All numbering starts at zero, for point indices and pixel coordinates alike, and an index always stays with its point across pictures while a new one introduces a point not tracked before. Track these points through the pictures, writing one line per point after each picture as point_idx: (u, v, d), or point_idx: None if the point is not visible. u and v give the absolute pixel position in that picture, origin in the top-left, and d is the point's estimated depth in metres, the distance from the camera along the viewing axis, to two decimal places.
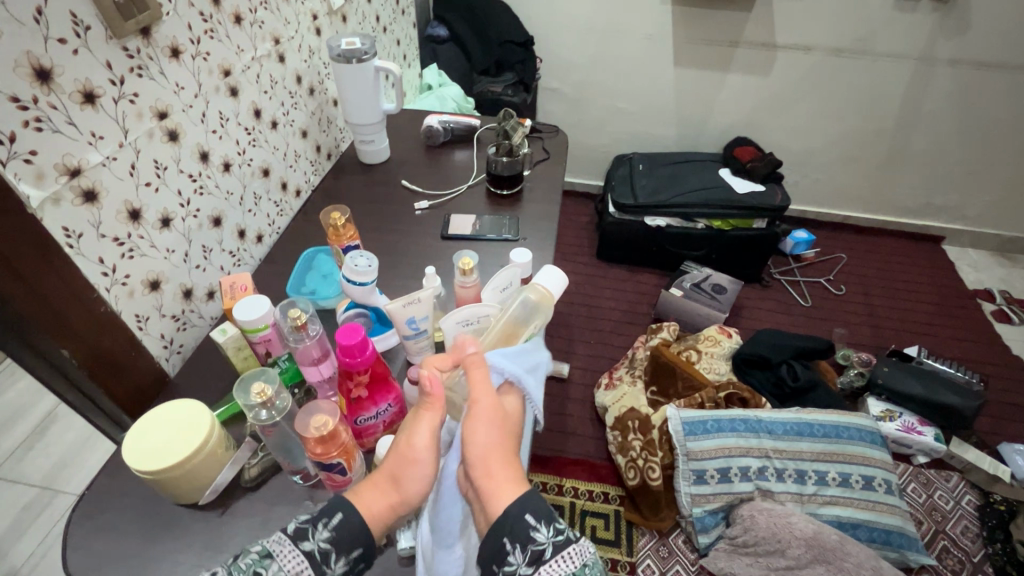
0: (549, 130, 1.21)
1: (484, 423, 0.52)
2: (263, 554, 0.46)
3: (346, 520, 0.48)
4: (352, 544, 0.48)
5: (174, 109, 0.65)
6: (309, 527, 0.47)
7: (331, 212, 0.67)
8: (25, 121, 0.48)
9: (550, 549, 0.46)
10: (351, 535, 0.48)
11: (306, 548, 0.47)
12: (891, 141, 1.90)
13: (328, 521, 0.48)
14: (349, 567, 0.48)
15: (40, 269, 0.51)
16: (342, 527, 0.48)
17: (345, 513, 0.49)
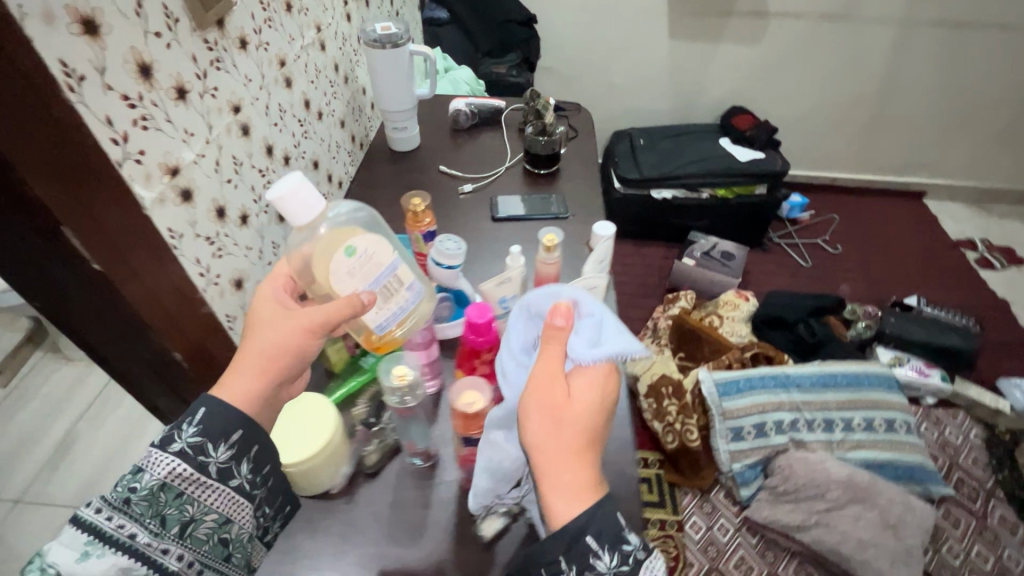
0: (571, 108, 1.22)
1: (554, 414, 0.44)
2: (136, 470, 0.45)
3: (210, 414, 0.46)
4: (227, 431, 0.46)
5: (245, 103, 0.63)
6: (175, 430, 0.46)
7: (413, 197, 0.67)
8: (134, 119, 0.46)
9: (613, 571, 0.42)
10: (223, 421, 0.47)
11: (175, 450, 0.45)
12: (876, 102, 1.98)
13: (192, 418, 0.46)
14: (237, 454, 0.47)
15: (157, 274, 0.50)
16: (209, 420, 0.46)
17: (209, 406, 0.47)
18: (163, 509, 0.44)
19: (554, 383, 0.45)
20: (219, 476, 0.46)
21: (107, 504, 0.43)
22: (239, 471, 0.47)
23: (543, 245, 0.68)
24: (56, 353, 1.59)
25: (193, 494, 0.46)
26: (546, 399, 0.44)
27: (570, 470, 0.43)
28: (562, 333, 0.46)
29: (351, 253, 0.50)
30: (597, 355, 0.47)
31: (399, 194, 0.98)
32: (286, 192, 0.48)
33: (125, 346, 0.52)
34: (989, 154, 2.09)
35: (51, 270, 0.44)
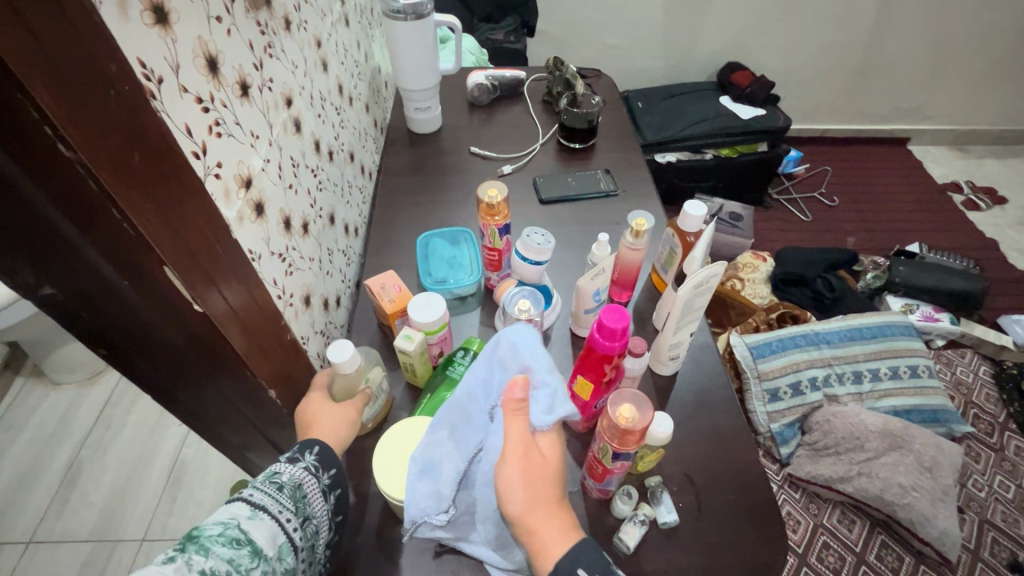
0: (590, 74, 1.15)
1: (524, 477, 0.40)
2: (271, 474, 0.43)
3: (326, 452, 0.47)
4: (331, 463, 0.47)
5: (294, 93, 0.55)
6: (295, 455, 0.46)
7: (491, 189, 0.62)
8: (208, 126, 0.39)
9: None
10: (334, 458, 0.48)
11: (302, 466, 0.46)
12: (866, 50, 1.97)
13: (310, 450, 0.47)
14: (334, 483, 0.47)
15: (241, 298, 0.44)
16: (323, 456, 0.47)
17: (322, 443, 0.48)
18: (300, 507, 0.43)
19: (520, 445, 0.41)
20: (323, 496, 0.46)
21: (256, 494, 0.41)
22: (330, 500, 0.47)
23: (631, 229, 0.63)
24: (40, 377, 1.46)
25: (310, 505, 0.44)
26: (518, 459, 0.40)
27: (548, 521, 0.39)
28: (521, 404, 0.42)
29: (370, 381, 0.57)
30: (556, 417, 0.42)
31: (432, 180, 0.91)
32: (348, 357, 0.53)
33: (206, 386, 0.46)
34: (969, 96, 2.14)
35: (135, 311, 0.37)
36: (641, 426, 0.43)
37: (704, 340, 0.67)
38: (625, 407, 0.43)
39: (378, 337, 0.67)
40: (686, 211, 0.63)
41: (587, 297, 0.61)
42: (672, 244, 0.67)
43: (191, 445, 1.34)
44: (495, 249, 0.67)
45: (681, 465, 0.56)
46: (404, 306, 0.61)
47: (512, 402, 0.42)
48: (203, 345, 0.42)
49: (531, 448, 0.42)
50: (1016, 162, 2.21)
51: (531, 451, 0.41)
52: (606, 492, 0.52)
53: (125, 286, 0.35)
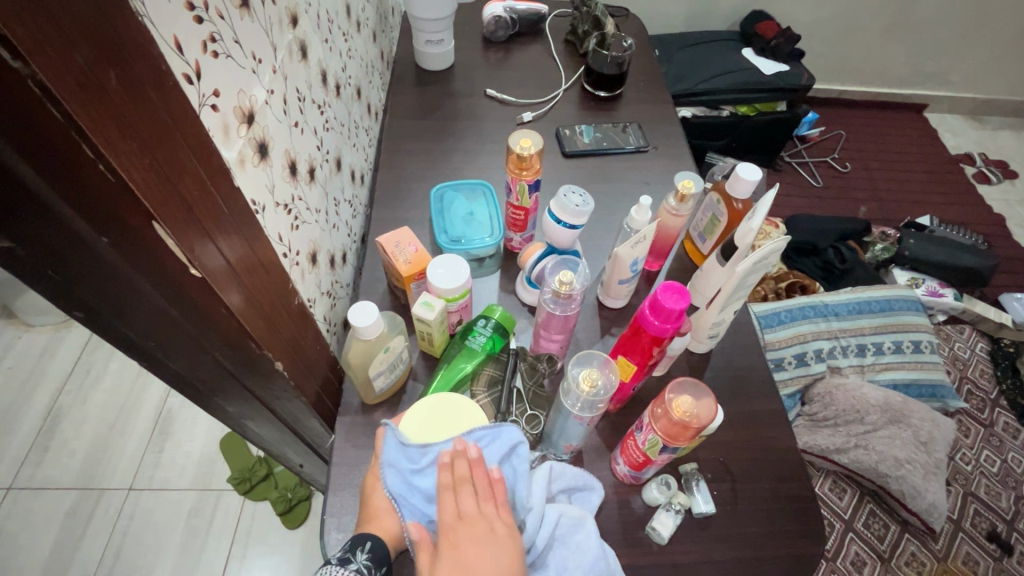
0: (618, 13, 1.04)
1: (466, 529, 0.39)
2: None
3: (379, 546, 0.43)
4: (383, 562, 0.43)
5: (300, 11, 0.46)
6: (348, 553, 0.42)
7: (523, 138, 0.55)
8: (203, 42, 0.31)
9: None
10: (387, 552, 0.44)
11: (353, 568, 0.41)
12: (899, 6, 1.85)
13: (361, 546, 0.42)
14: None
15: (241, 255, 0.37)
16: (375, 553, 0.43)
17: (375, 537, 0.43)
18: None
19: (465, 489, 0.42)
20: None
21: None
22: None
23: (676, 192, 0.57)
24: (11, 319, 1.37)
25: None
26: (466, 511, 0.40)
27: (483, 571, 0.37)
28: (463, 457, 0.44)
29: (389, 352, 0.50)
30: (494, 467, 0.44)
31: (444, 126, 0.82)
32: (371, 320, 0.47)
33: (199, 356, 0.40)
34: (996, 62, 2.05)
35: (117, 274, 0.30)
36: (700, 422, 0.38)
37: (741, 316, 0.63)
38: (681, 397, 0.39)
39: (389, 300, 0.61)
40: (738, 175, 0.56)
41: (624, 266, 0.56)
42: (716, 209, 0.61)
43: (177, 394, 1.29)
44: (522, 208, 0.60)
45: (716, 451, 0.53)
46: (421, 268, 0.55)
47: (459, 458, 0.43)
48: (198, 312, 0.35)
49: (473, 501, 0.41)
50: None
51: (483, 502, 0.41)
52: (639, 478, 0.49)
53: (104, 244, 0.28)
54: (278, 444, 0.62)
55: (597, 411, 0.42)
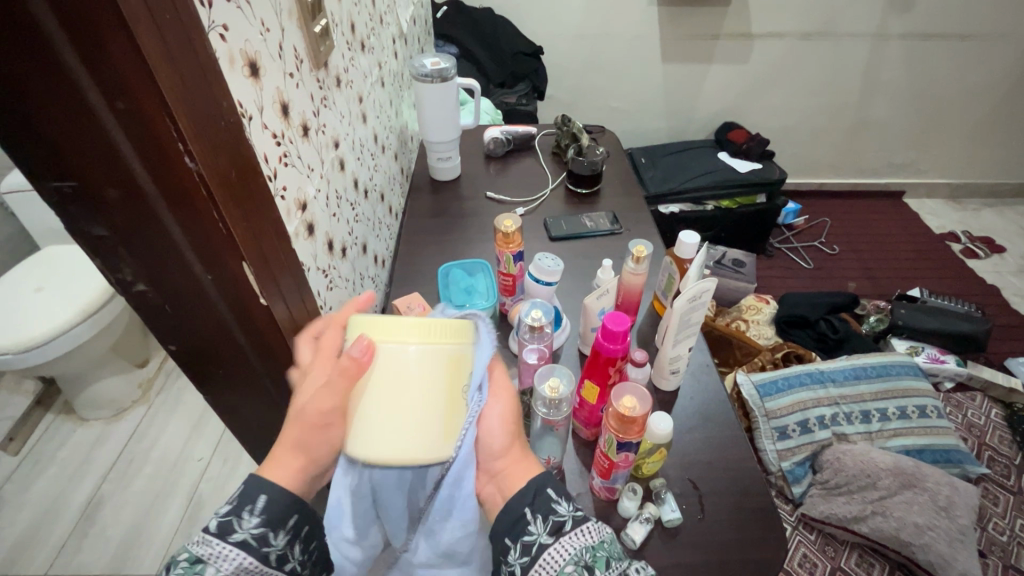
0: (596, 130, 1.27)
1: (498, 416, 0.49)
2: (193, 561, 0.39)
3: (272, 504, 0.42)
4: (284, 516, 0.42)
5: (341, 139, 0.65)
6: (232, 518, 0.41)
7: (505, 218, 0.71)
8: (279, 157, 0.48)
9: (569, 521, 0.44)
10: (282, 506, 0.43)
11: (236, 540, 0.40)
12: (856, 111, 2.11)
13: (252, 506, 0.41)
14: (293, 537, 0.43)
15: (296, 303, 0.50)
16: (269, 508, 0.42)
17: (268, 493, 0.42)
18: None
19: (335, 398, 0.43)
20: (278, 564, 0.42)
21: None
22: (295, 561, 0.43)
23: (632, 256, 0.70)
24: (69, 415, 1.52)
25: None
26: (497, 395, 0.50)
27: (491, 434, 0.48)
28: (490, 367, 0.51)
29: None
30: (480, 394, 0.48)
31: (453, 221, 0.99)
32: None
33: (254, 379, 0.54)
34: (959, 152, 2.25)
35: (210, 304, 0.46)
36: (640, 415, 0.48)
37: (704, 360, 0.73)
38: (626, 398, 0.49)
39: None
40: (680, 240, 0.70)
41: (593, 317, 0.68)
42: (670, 270, 0.74)
43: (209, 480, 1.37)
44: (510, 274, 0.75)
45: (684, 471, 0.60)
46: None
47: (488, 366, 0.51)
48: (258, 338, 0.49)
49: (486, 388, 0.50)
50: (1012, 213, 2.29)
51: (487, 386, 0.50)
52: (613, 491, 0.56)
53: (208, 280, 0.43)
54: None
55: (564, 416, 0.54)
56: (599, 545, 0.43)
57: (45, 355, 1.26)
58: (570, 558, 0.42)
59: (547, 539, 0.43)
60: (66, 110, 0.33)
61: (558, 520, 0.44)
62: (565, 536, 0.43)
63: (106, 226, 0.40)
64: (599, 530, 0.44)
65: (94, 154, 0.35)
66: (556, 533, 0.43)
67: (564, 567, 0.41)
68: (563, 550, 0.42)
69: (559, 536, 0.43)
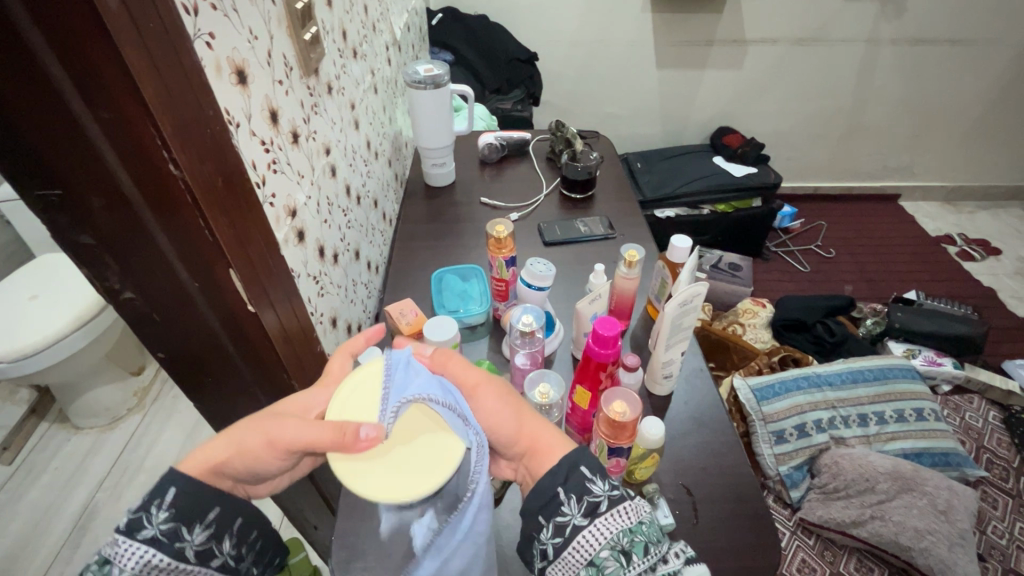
0: (590, 135, 1.27)
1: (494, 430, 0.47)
2: (103, 562, 0.38)
3: (182, 496, 0.40)
4: (197, 508, 0.41)
5: (332, 145, 0.66)
6: (142, 514, 0.39)
7: (497, 223, 0.71)
8: (268, 164, 0.48)
9: (604, 503, 0.41)
10: (196, 499, 0.41)
11: (145, 538, 0.39)
12: (850, 115, 2.12)
13: (161, 500, 0.40)
14: (210, 531, 0.41)
15: (284, 310, 0.50)
16: (181, 500, 0.40)
17: (179, 485, 0.41)
18: None
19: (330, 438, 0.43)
20: (199, 558, 0.41)
21: None
22: (221, 550, 0.42)
23: (624, 260, 0.70)
24: (63, 424, 1.52)
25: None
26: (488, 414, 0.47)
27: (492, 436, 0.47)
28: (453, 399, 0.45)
29: None
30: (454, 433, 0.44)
31: (447, 227, 0.99)
32: None
33: (243, 386, 0.54)
34: (954, 155, 2.26)
35: (196, 311, 0.45)
36: (631, 420, 0.48)
37: (698, 364, 0.73)
38: (616, 403, 0.49)
39: None
40: (672, 245, 0.70)
41: (585, 322, 0.67)
42: (661, 274, 0.74)
43: None
44: (503, 280, 0.75)
45: (677, 476, 0.60)
46: (419, 329, 0.68)
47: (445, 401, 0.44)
48: (246, 345, 0.49)
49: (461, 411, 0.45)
50: (1007, 216, 2.30)
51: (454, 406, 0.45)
52: None
53: (194, 288, 0.43)
54: (295, 490, 0.71)
55: (554, 421, 0.55)
56: (637, 529, 0.41)
57: (40, 363, 1.25)
58: (605, 543, 0.40)
59: (582, 521, 0.41)
60: (50, 119, 0.33)
61: (593, 500, 0.41)
62: (601, 518, 0.41)
63: (92, 234, 0.40)
64: (638, 511, 0.41)
65: (79, 163, 0.35)
66: (592, 514, 0.41)
67: (600, 550, 0.39)
68: (599, 533, 0.40)
69: (594, 518, 0.41)
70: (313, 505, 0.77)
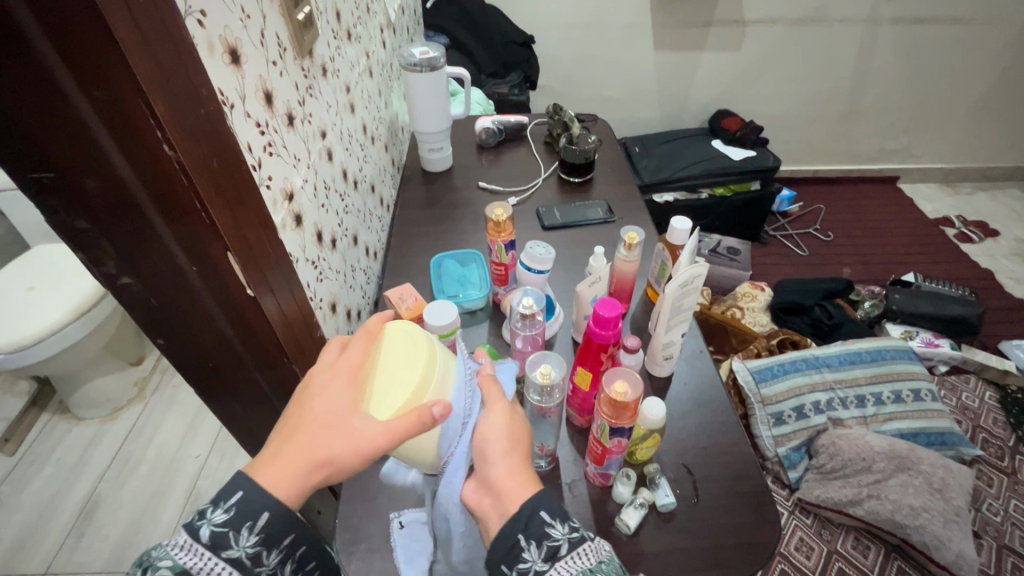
0: (588, 119, 1.26)
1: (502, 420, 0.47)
2: (177, 573, 0.36)
3: (271, 521, 0.39)
4: (281, 535, 0.40)
5: (328, 128, 0.65)
6: (231, 533, 0.38)
7: (497, 207, 0.71)
8: (264, 147, 0.48)
9: (567, 545, 0.41)
10: (279, 526, 0.39)
11: (228, 556, 0.38)
12: (849, 97, 2.10)
13: (253, 525, 0.39)
14: (285, 556, 0.41)
15: (285, 296, 0.50)
16: (271, 527, 0.39)
17: (271, 512, 0.39)
18: None
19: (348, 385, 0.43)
20: None
21: None
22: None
23: (624, 243, 0.70)
24: (65, 414, 1.52)
25: None
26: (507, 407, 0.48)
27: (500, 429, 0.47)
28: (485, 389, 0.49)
29: None
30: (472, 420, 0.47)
31: (444, 212, 0.99)
32: None
33: (244, 373, 0.54)
34: (953, 136, 2.25)
35: (196, 297, 0.45)
36: (633, 400, 0.48)
37: (697, 346, 0.73)
38: (618, 384, 0.49)
39: None
40: (673, 227, 0.70)
41: (585, 305, 0.67)
42: (660, 256, 0.74)
43: (206, 476, 1.37)
44: (502, 264, 0.75)
45: (678, 456, 0.60)
46: (419, 313, 0.69)
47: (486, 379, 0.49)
48: (247, 330, 0.49)
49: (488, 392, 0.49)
50: (1006, 197, 2.29)
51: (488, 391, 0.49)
52: (607, 477, 0.57)
53: (194, 272, 0.43)
54: None
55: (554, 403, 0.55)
56: (598, 568, 0.40)
57: (40, 354, 1.26)
58: None
59: (542, 566, 0.40)
60: (42, 98, 0.32)
61: (553, 544, 0.41)
62: (561, 561, 0.40)
63: (88, 218, 0.39)
64: (599, 552, 0.41)
65: (72, 144, 0.34)
66: (552, 558, 0.40)
67: None
68: None
69: (554, 561, 0.40)
70: (315, 489, 0.78)
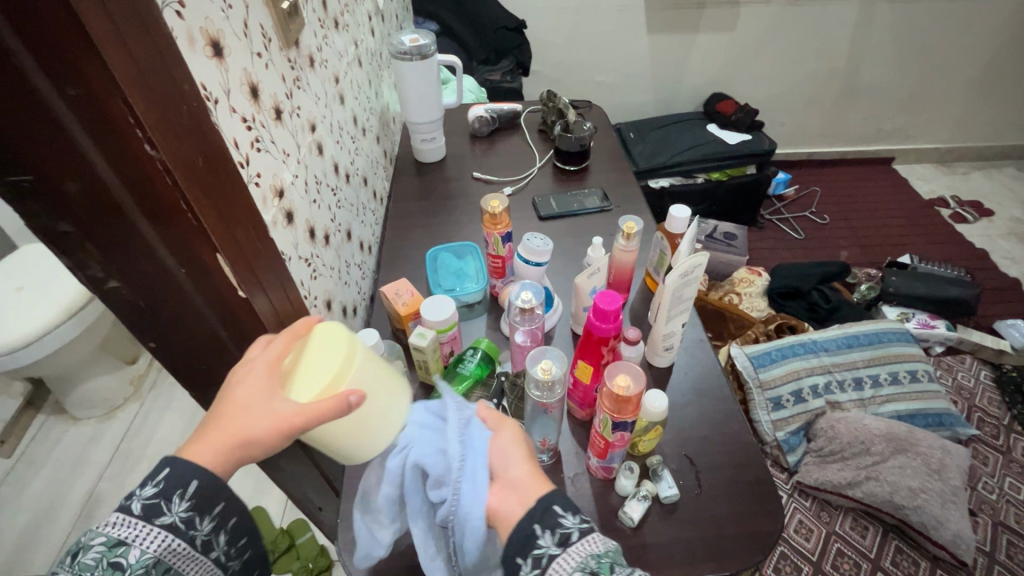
0: (583, 105, 1.24)
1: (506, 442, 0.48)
2: (112, 544, 0.37)
3: (203, 491, 0.39)
4: (212, 501, 0.40)
5: (318, 121, 0.63)
6: (162, 502, 0.38)
7: (492, 199, 0.70)
8: (251, 142, 0.46)
9: (578, 532, 0.41)
10: (214, 490, 0.40)
11: (163, 523, 0.38)
12: (844, 78, 2.08)
13: (183, 492, 0.39)
14: (219, 524, 0.41)
15: (277, 295, 0.49)
16: (201, 493, 0.39)
17: (201, 478, 0.39)
18: None
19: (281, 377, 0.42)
20: (204, 549, 0.40)
21: None
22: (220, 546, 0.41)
23: (622, 233, 0.69)
24: (61, 413, 1.51)
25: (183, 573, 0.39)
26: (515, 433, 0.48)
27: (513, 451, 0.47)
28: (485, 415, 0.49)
29: None
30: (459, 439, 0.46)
31: (438, 203, 0.97)
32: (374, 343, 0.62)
33: None
34: (948, 115, 2.24)
35: (188, 300, 0.44)
36: (635, 394, 0.48)
37: (698, 335, 0.72)
38: (620, 378, 0.49)
39: (393, 339, 0.73)
40: (671, 216, 0.69)
41: (583, 296, 0.66)
42: (658, 244, 0.73)
43: None
44: (499, 256, 0.74)
45: (680, 447, 0.60)
46: (416, 309, 0.68)
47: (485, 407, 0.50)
48: (240, 331, 0.48)
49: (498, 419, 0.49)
50: (1001, 176, 2.29)
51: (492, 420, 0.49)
52: (609, 470, 0.56)
53: (183, 275, 0.42)
54: (297, 474, 0.71)
55: (553, 398, 0.54)
56: (605, 553, 0.40)
57: (33, 355, 1.24)
58: (577, 568, 0.39)
59: (555, 551, 0.41)
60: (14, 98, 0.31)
61: (565, 531, 0.41)
62: (572, 547, 0.41)
63: (70, 223, 0.37)
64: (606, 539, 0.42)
65: (45, 144, 0.33)
66: (564, 544, 0.41)
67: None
68: (571, 560, 0.40)
69: (567, 546, 0.41)
70: (316, 487, 0.77)
